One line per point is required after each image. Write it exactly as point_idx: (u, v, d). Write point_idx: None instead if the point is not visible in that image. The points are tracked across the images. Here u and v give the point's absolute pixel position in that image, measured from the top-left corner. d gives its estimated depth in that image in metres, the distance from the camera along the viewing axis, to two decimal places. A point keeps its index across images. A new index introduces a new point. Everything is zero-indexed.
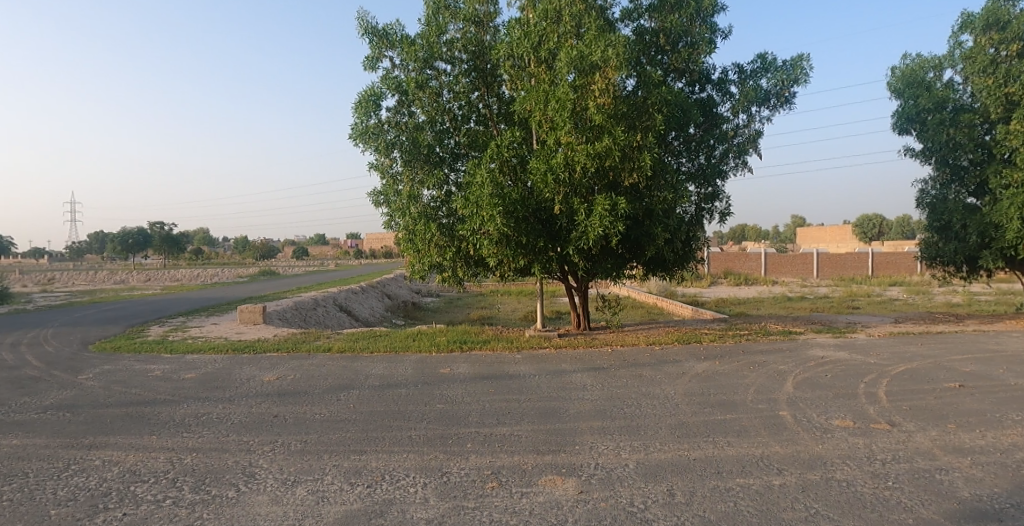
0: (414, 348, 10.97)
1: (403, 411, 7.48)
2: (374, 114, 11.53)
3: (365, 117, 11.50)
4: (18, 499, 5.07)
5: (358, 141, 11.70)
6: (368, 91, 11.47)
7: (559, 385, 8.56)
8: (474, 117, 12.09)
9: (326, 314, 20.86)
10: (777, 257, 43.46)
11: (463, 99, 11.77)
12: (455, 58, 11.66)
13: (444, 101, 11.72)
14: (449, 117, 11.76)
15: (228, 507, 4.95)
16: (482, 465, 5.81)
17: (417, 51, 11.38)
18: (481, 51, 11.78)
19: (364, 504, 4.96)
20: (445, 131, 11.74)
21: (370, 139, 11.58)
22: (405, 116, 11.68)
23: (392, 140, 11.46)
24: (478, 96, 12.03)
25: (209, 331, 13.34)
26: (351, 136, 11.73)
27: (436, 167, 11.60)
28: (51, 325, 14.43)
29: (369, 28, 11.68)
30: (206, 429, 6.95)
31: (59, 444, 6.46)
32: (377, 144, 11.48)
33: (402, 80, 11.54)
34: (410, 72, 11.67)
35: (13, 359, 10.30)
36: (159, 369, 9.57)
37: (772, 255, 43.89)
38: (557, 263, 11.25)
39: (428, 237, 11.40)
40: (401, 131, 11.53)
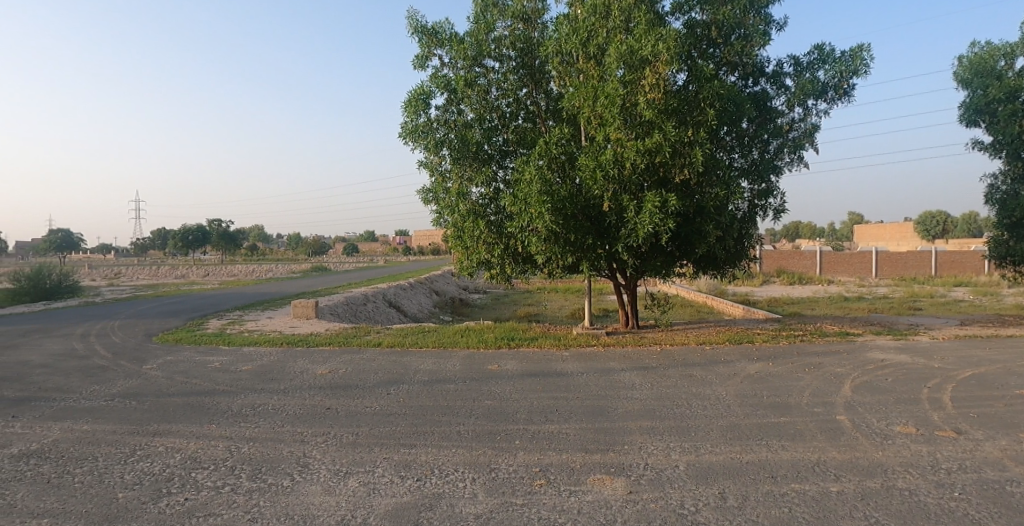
0: (463, 345, 11.05)
1: (451, 407, 7.52)
2: (423, 113, 11.63)
3: (414, 116, 11.61)
4: (89, 482, 5.47)
5: (408, 139, 11.83)
6: (418, 90, 11.59)
7: (607, 384, 8.47)
8: (522, 114, 12.08)
9: (376, 310, 21.35)
10: (834, 255, 42.10)
11: (512, 96, 11.78)
12: (503, 56, 11.65)
13: (493, 98, 11.76)
14: (498, 115, 11.77)
15: (283, 495, 5.15)
16: (530, 462, 5.81)
17: (466, 49, 11.42)
18: (529, 48, 11.77)
19: (414, 497, 5.06)
20: (494, 129, 11.73)
21: (419, 138, 11.71)
22: (454, 114, 11.72)
23: (440, 139, 11.56)
24: (526, 93, 12.00)
25: (265, 324, 13.81)
26: (401, 134, 11.87)
27: (485, 164, 11.64)
28: (118, 317, 15.21)
29: (418, 27, 11.78)
30: (262, 419, 7.18)
31: (126, 431, 6.85)
32: (426, 142, 11.60)
33: (451, 78, 11.61)
34: (459, 71, 11.75)
35: (84, 348, 10.88)
36: (217, 360, 9.92)
37: (828, 253, 42.56)
38: (606, 261, 11.11)
39: (477, 234, 11.42)
40: (449, 129, 11.59)
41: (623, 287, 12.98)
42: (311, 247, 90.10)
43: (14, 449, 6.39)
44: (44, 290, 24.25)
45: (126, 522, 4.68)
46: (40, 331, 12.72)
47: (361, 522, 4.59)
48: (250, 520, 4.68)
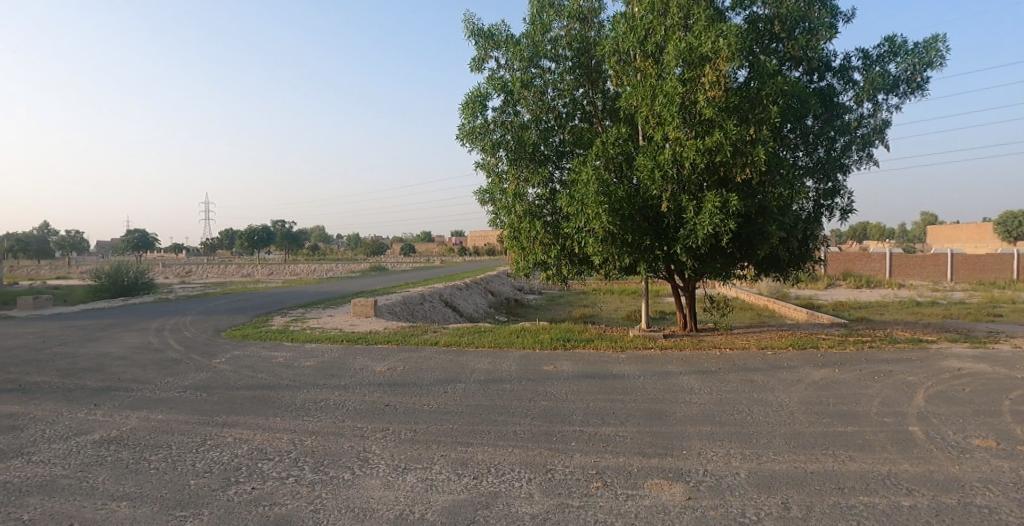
0: (519, 345, 11.10)
1: (507, 407, 7.56)
2: (480, 114, 11.74)
3: (472, 118, 11.73)
4: (165, 469, 5.79)
5: (465, 141, 11.97)
6: (475, 92, 11.71)
7: (665, 387, 8.33)
8: (579, 115, 12.03)
9: (433, 309, 21.69)
10: (905, 258, 40.16)
11: (568, 96, 11.74)
12: (560, 56, 11.64)
13: (549, 99, 11.76)
14: (554, 115, 11.76)
15: (344, 488, 5.30)
16: (586, 464, 5.77)
17: (522, 50, 11.46)
18: (585, 48, 11.71)
19: (470, 494, 5.11)
20: (550, 130, 11.73)
21: (476, 139, 11.83)
22: (510, 116, 11.78)
23: (497, 140, 11.65)
24: (582, 93, 11.94)
25: (326, 322, 14.26)
26: (458, 136, 12.02)
27: (541, 165, 11.66)
28: (190, 313, 16.02)
29: (475, 30, 11.90)
30: (324, 414, 7.40)
31: (197, 421, 7.20)
32: (484, 143, 11.72)
33: (507, 80, 11.68)
34: (515, 72, 11.79)
35: (159, 342, 11.51)
36: (282, 356, 10.30)
37: (899, 256, 40.62)
38: (664, 263, 10.94)
39: (533, 235, 11.45)
40: (506, 130, 11.66)
41: (681, 289, 12.74)
42: (370, 247, 92.65)
43: (97, 435, 6.84)
44: (123, 287, 25.78)
45: (198, 508, 4.93)
46: (120, 325, 13.54)
47: (419, 517, 4.68)
48: (312, 511, 4.84)
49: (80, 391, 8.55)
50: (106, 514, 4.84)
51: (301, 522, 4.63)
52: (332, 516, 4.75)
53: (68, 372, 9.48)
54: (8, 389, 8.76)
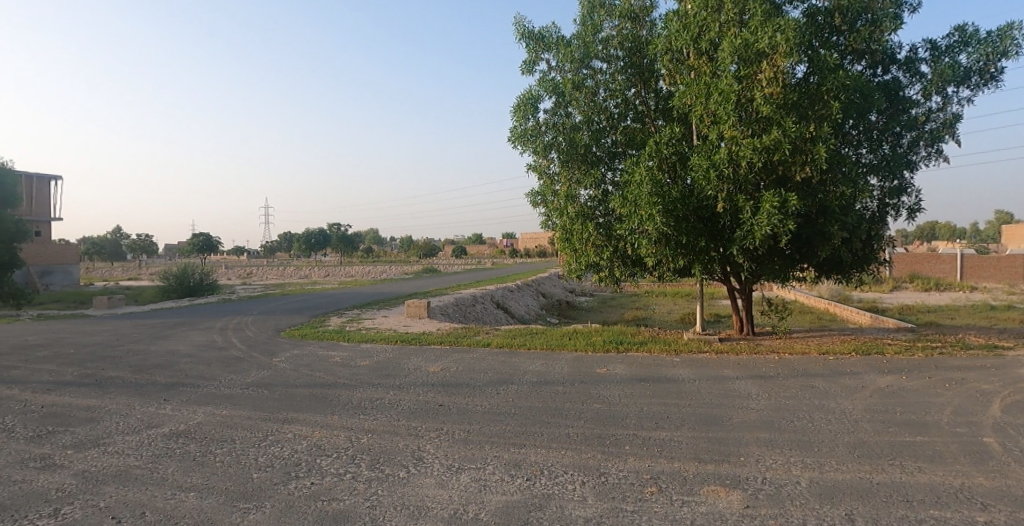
0: (571, 347, 11.09)
1: (560, 409, 7.56)
2: (532, 117, 11.79)
3: (523, 120, 11.79)
4: (230, 462, 6.04)
5: (517, 143, 12.03)
6: (527, 94, 11.76)
7: (720, 392, 8.16)
8: (631, 115, 11.92)
9: (484, 311, 21.89)
10: (978, 259, 38.06)
11: (620, 97, 11.65)
12: (611, 56, 11.57)
13: (600, 100, 11.70)
14: (606, 116, 11.69)
15: (399, 486, 5.41)
16: (640, 469, 5.71)
17: (573, 52, 11.46)
18: (637, 47, 11.59)
19: (524, 496, 5.13)
20: (602, 131, 11.68)
21: (528, 141, 11.90)
22: (562, 117, 11.79)
23: (549, 142, 11.68)
24: (634, 92, 11.83)
25: (381, 322, 14.61)
26: (510, 139, 12.10)
27: (593, 166, 11.62)
28: (252, 313, 16.71)
29: (526, 32, 11.95)
30: (379, 413, 7.57)
31: (259, 417, 7.49)
32: (536, 145, 11.77)
33: (559, 82, 11.68)
34: (566, 73, 11.78)
35: (223, 341, 12.04)
36: (338, 355, 10.60)
37: (971, 257, 38.49)
38: (719, 264, 10.71)
39: (585, 237, 11.43)
40: (558, 132, 11.68)
41: (737, 291, 12.44)
42: (422, 249, 94.45)
43: (167, 428, 7.21)
44: (188, 287, 27.02)
45: (260, 500, 5.13)
46: (187, 324, 14.23)
47: (473, 517, 4.73)
48: (369, 508, 4.96)
49: (150, 386, 9.03)
50: (176, 503, 5.10)
51: (359, 518, 4.75)
52: (389, 513, 4.85)
53: (141, 368, 10.03)
54: (87, 383, 9.34)
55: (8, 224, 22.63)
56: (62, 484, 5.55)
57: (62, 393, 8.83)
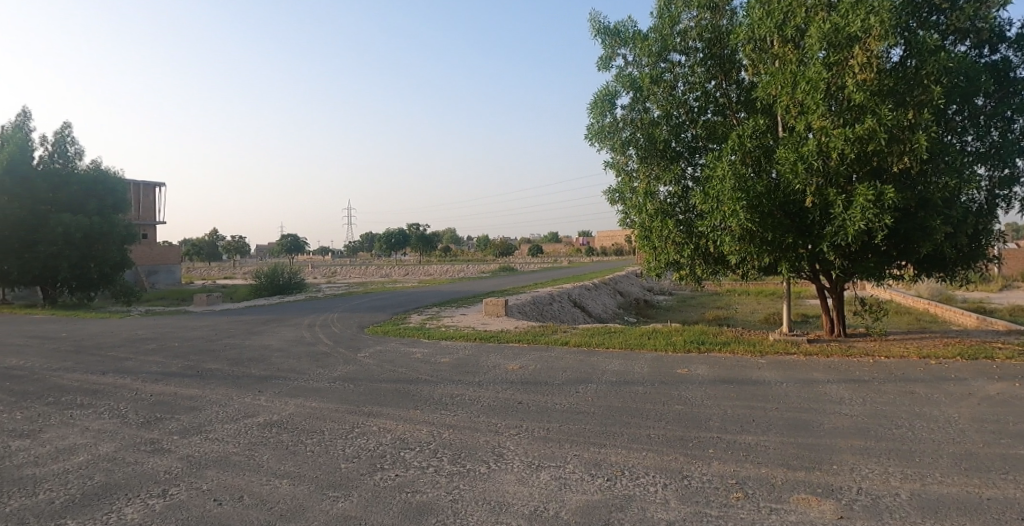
0: (651, 347, 10.93)
1: (640, 410, 7.47)
2: (609, 113, 11.71)
3: (601, 117, 11.74)
4: (320, 452, 6.38)
5: (595, 140, 11.98)
6: (604, 91, 11.68)
7: (810, 396, 7.81)
8: (711, 108, 11.61)
9: (561, 310, 21.95)
10: None
11: (700, 90, 11.37)
12: (690, 48, 11.32)
13: (679, 93, 11.46)
14: (685, 110, 11.45)
15: (481, 481, 5.54)
16: (725, 473, 5.56)
17: (651, 45, 11.30)
18: (717, 38, 11.28)
19: (604, 496, 5.12)
20: (681, 125, 11.45)
21: (605, 138, 11.83)
22: (639, 113, 11.65)
23: (628, 138, 11.57)
24: (714, 85, 11.51)
25: (460, 321, 14.97)
26: (587, 136, 12.06)
27: (673, 162, 11.40)
28: (338, 310, 17.56)
29: (601, 28, 11.86)
30: (460, 409, 7.77)
31: (346, 410, 7.86)
32: (613, 142, 11.69)
33: (636, 77, 11.53)
34: (643, 68, 11.62)
35: (311, 336, 12.73)
36: (420, 352, 10.95)
37: None
38: (808, 262, 10.25)
39: (665, 234, 11.24)
40: (636, 128, 11.56)
41: (827, 289, 11.85)
42: (499, 248, 95.81)
43: (261, 418, 7.70)
44: (279, 286, 28.69)
45: (348, 489, 5.40)
46: (278, 320, 15.14)
47: (553, 514, 4.78)
48: (451, 501, 5.11)
49: (246, 378, 9.68)
50: (271, 489, 5.46)
51: (441, 511, 4.90)
52: (470, 507, 4.98)
53: (238, 361, 10.76)
54: (190, 374, 10.14)
55: (121, 229, 24.67)
56: (170, 467, 6.06)
57: (168, 383, 9.62)
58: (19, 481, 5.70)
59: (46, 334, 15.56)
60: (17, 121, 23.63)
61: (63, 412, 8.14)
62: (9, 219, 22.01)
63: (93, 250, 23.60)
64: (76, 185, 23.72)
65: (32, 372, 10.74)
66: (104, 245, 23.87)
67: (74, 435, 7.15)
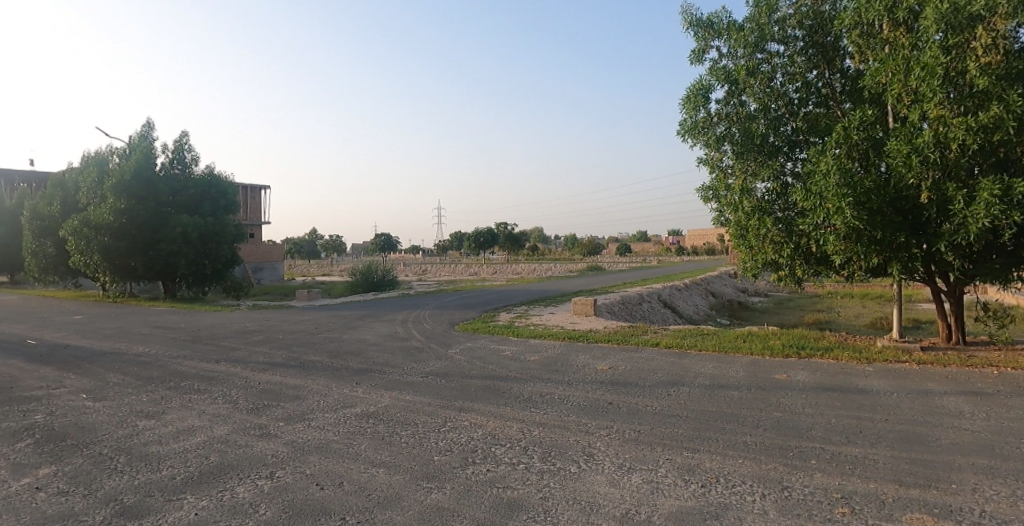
0: (746, 350, 10.55)
1: (736, 415, 7.24)
2: (703, 108, 11.37)
3: (693, 112, 11.43)
4: (416, 444, 6.68)
5: (687, 137, 11.68)
6: (697, 86, 11.37)
7: (925, 408, 7.23)
8: (813, 99, 11.08)
9: (650, 310, 21.56)
10: None
11: (800, 80, 10.91)
12: (789, 37, 10.81)
13: (777, 85, 11.02)
14: (784, 103, 10.99)
15: (571, 480, 5.59)
16: (829, 486, 5.28)
17: (747, 36, 10.88)
18: (818, 26, 10.74)
19: (698, 502, 5.03)
20: (780, 118, 10.96)
21: (699, 134, 11.49)
22: (735, 107, 11.25)
23: (722, 133, 11.19)
24: (816, 75, 11.00)
25: (548, 319, 15.09)
26: (679, 133, 11.76)
27: (771, 157, 10.91)
28: (429, 307, 18.22)
29: (694, 21, 11.54)
30: (549, 407, 7.86)
31: (440, 405, 8.15)
32: (707, 138, 11.34)
33: (731, 69, 11.14)
34: (739, 60, 11.21)
35: (405, 332, 13.30)
36: (509, 350, 11.17)
37: None
38: (923, 263, 9.48)
39: (763, 233, 10.82)
40: (731, 123, 11.17)
41: (943, 293, 10.93)
42: (586, 248, 95.01)
43: (360, 409, 8.14)
44: (374, 283, 30.12)
45: (442, 481, 5.61)
46: (373, 316, 15.93)
47: (646, 518, 4.74)
48: (542, 499, 5.19)
49: (345, 370, 10.26)
50: (369, 477, 5.77)
51: (532, 508, 4.99)
52: (561, 506, 5.03)
53: (338, 354, 11.44)
54: (294, 365, 10.89)
55: (232, 229, 26.93)
56: (277, 451, 6.55)
57: (275, 373, 10.38)
58: (147, 457, 6.36)
59: (171, 324, 17.24)
60: (143, 132, 26.23)
61: (183, 396, 8.99)
62: (137, 220, 24.40)
63: (207, 247, 25.93)
64: (193, 188, 26.17)
65: (159, 358, 11.95)
66: (217, 245, 26.10)
67: (192, 418, 7.88)
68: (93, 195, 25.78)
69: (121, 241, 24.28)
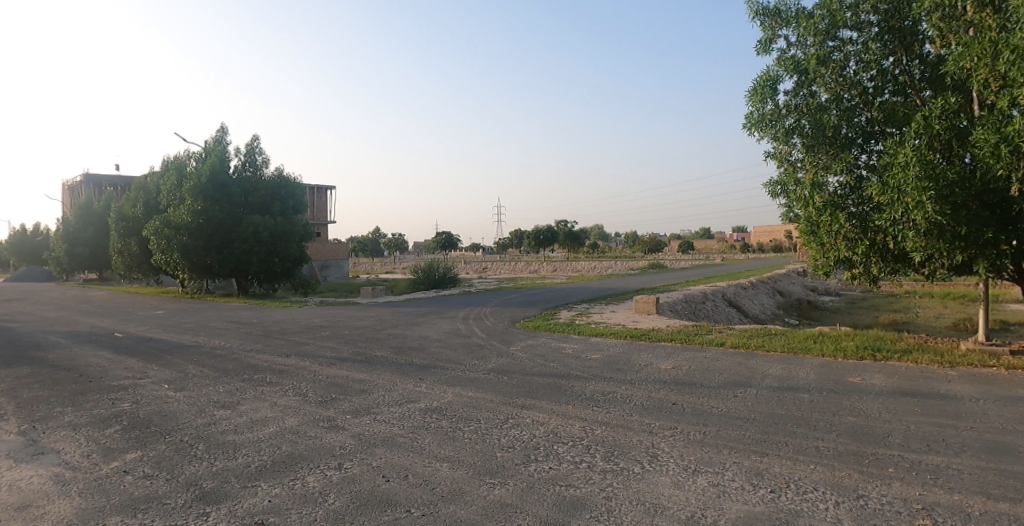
0: (817, 351, 10.09)
1: (808, 419, 6.95)
2: (771, 100, 10.96)
3: (761, 104, 11.03)
4: (478, 440, 6.77)
5: (754, 130, 11.30)
6: (764, 76, 10.96)
7: (1020, 416, 6.70)
8: (889, 87, 10.46)
9: (714, 309, 20.97)
10: None
11: (875, 68, 10.32)
12: (863, 23, 10.26)
13: (850, 74, 10.47)
14: (858, 92, 10.43)
15: (634, 480, 5.52)
16: (910, 496, 4.98)
17: (817, 23, 10.40)
18: (895, 9, 10.14)
19: (767, 508, 4.85)
20: (854, 108, 10.42)
21: (767, 127, 11.09)
22: (805, 98, 10.79)
23: (792, 125, 10.75)
24: (893, 61, 10.37)
25: (609, 317, 14.95)
26: (745, 126, 11.40)
27: (844, 149, 10.39)
28: (489, 305, 18.41)
29: (761, 9, 11.13)
30: (612, 406, 7.78)
31: (501, 401, 8.22)
32: (775, 131, 10.93)
33: (801, 58, 10.68)
34: (809, 48, 10.74)
35: (467, 329, 13.49)
36: (571, 348, 11.14)
37: None
38: (1013, 261, 8.83)
39: (835, 229, 10.31)
40: (801, 114, 10.71)
41: None
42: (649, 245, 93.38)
43: (423, 404, 8.32)
44: (434, 281, 30.70)
45: (504, 477, 5.66)
46: (435, 313, 16.25)
47: (712, 522, 4.62)
48: (605, 498, 5.15)
49: (408, 365, 10.51)
50: (432, 470, 5.89)
51: (595, 507, 4.96)
52: (624, 506, 4.98)
53: (402, 349, 11.74)
54: (359, 359, 11.25)
55: (299, 227, 27.86)
56: (344, 442, 6.79)
57: (341, 367, 10.76)
58: (224, 445, 6.74)
59: (245, 318, 18.18)
60: (218, 137, 27.67)
61: (256, 388, 9.45)
62: (213, 220, 25.82)
63: (276, 246, 27.13)
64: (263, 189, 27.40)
65: (235, 351, 12.64)
66: (286, 243, 27.24)
67: (265, 409, 8.28)
68: (173, 197, 27.51)
69: (197, 240, 25.78)
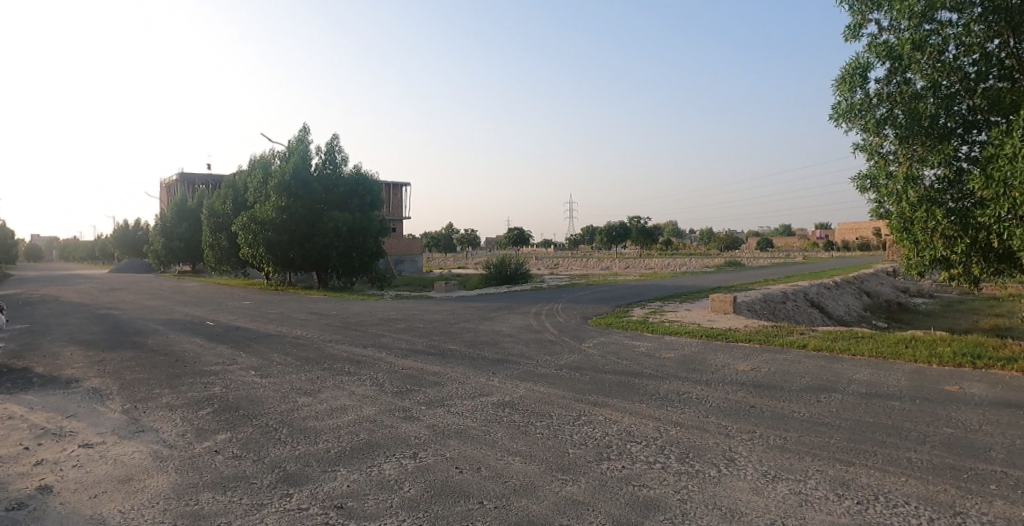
0: (910, 357, 9.50)
1: (899, 428, 6.57)
2: (860, 88, 10.36)
3: (849, 94, 10.45)
4: (551, 435, 6.85)
5: (840, 121, 10.76)
6: (853, 64, 10.38)
7: None
8: (995, 72, 9.61)
9: (795, 309, 20.07)
10: None
11: (978, 52, 9.58)
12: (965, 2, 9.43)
13: (950, 58, 9.78)
14: (959, 78, 9.69)
15: (709, 484, 5.43)
16: (1015, 516, 4.63)
17: (912, 5, 9.67)
18: None
19: (853, 520, 4.65)
20: (954, 96, 9.67)
21: (855, 118, 10.51)
22: (898, 85, 10.14)
23: (883, 116, 10.14)
24: (1000, 43, 9.49)
25: (683, 316, 14.65)
26: (831, 117, 10.86)
27: (943, 140, 9.69)
28: (559, 301, 18.46)
29: None
30: (687, 407, 7.66)
31: (573, 398, 8.27)
32: (865, 121, 10.35)
33: (894, 44, 10.04)
34: (904, 33, 10.09)
35: (538, 324, 13.62)
36: (644, 346, 11.02)
37: None
38: None
39: (931, 226, 9.67)
40: (894, 103, 10.06)
41: None
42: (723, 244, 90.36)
43: (496, 398, 8.50)
44: (504, 276, 31.06)
45: (576, 474, 5.72)
46: (506, 308, 16.49)
47: None
48: (679, 500, 5.10)
49: (481, 359, 10.74)
50: (505, 464, 6.03)
51: (669, 509, 4.93)
52: (700, 510, 4.91)
53: (474, 343, 12.01)
54: (433, 352, 11.62)
55: (376, 224, 28.89)
56: (419, 433, 7.06)
57: (416, 359, 11.15)
58: (306, 431, 7.18)
59: (326, 310, 19.14)
60: (302, 136, 29.12)
61: (336, 377, 9.96)
62: (296, 216, 27.36)
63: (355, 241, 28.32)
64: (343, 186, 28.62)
65: (317, 341, 13.36)
66: (364, 238, 28.41)
67: (344, 397, 8.73)
68: (258, 195, 29.62)
69: (282, 236, 27.46)
